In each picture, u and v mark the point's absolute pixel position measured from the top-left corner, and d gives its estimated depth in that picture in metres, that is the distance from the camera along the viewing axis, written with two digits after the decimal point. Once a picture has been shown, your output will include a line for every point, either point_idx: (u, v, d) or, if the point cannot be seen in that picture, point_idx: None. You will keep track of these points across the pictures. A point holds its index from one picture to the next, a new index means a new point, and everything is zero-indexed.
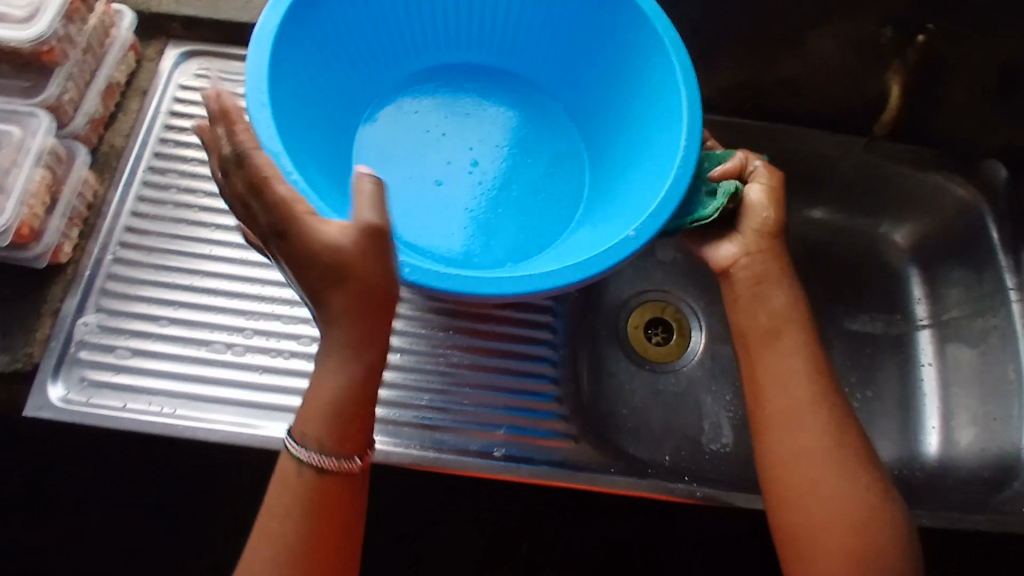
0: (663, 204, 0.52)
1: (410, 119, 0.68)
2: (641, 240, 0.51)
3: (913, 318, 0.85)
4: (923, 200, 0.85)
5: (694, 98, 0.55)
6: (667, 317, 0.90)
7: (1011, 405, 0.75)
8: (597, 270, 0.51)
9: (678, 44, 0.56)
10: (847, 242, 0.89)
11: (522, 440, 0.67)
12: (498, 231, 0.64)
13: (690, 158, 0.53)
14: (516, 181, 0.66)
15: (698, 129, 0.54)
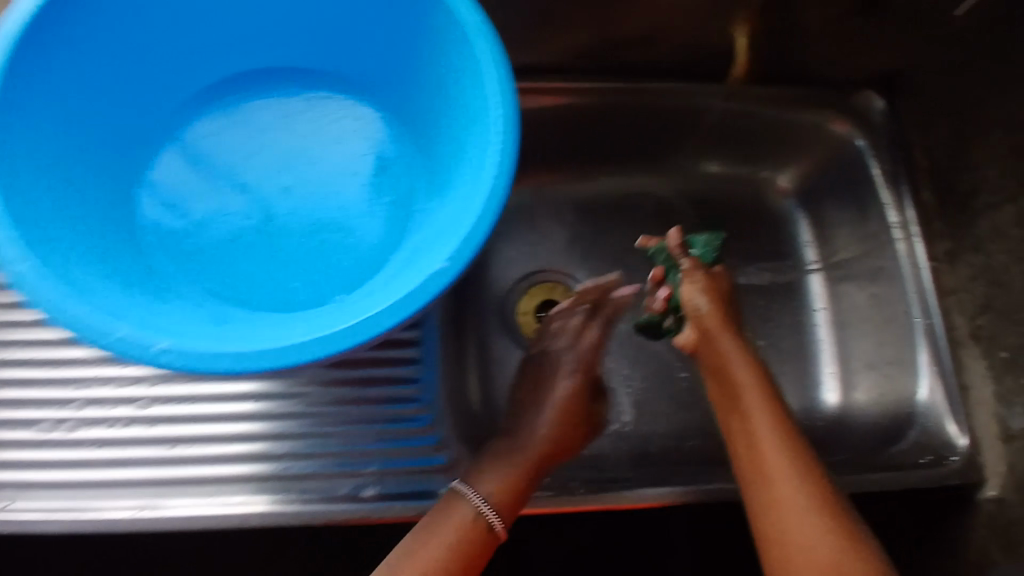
0: (480, 222, 0.46)
1: (211, 156, 0.60)
2: (456, 268, 0.45)
3: (803, 263, 0.84)
4: (803, 138, 0.81)
5: (508, 98, 0.48)
6: (558, 297, 0.87)
7: (903, 348, 0.73)
8: (412, 309, 0.44)
9: (486, 36, 0.49)
10: (734, 193, 0.87)
11: (395, 475, 0.63)
12: (324, 263, 0.57)
13: (506, 165, 0.47)
14: (342, 205, 0.59)
15: (515, 133, 0.47)
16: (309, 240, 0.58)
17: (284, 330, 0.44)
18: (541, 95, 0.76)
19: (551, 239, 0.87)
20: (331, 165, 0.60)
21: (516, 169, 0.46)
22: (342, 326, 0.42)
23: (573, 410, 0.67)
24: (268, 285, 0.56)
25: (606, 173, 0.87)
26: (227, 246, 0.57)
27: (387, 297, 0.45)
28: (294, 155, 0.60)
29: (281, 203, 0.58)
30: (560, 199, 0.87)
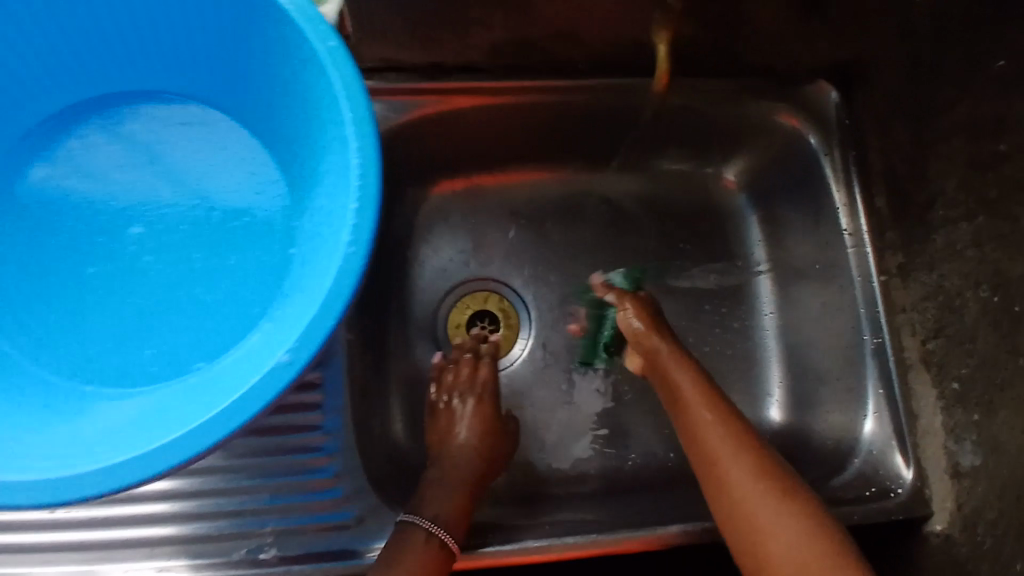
0: (324, 311, 0.40)
1: (28, 193, 0.50)
2: (301, 363, 0.39)
3: (752, 264, 0.80)
4: (753, 133, 0.74)
5: (371, 153, 0.42)
6: (491, 308, 0.81)
7: (846, 366, 0.69)
8: (242, 420, 0.38)
9: (350, 76, 0.42)
10: (679, 188, 0.82)
11: (296, 532, 0.59)
12: (177, 327, 0.49)
13: (362, 237, 0.41)
14: (193, 250, 0.50)
15: (376, 196, 0.41)
16: (154, 295, 0.49)
17: (108, 445, 0.39)
18: (457, 96, 0.69)
19: (484, 245, 0.81)
20: (177, 202, 0.51)
21: (373, 242, 0.41)
22: (162, 443, 0.38)
23: (489, 435, 0.68)
24: (105, 352, 0.48)
25: (550, 176, 0.82)
26: (57, 305, 0.48)
27: (217, 401, 0.39)
28: (131, 190, 0.50)
29: (119, 250, 0.49)
30: (495, 203, 0.81)
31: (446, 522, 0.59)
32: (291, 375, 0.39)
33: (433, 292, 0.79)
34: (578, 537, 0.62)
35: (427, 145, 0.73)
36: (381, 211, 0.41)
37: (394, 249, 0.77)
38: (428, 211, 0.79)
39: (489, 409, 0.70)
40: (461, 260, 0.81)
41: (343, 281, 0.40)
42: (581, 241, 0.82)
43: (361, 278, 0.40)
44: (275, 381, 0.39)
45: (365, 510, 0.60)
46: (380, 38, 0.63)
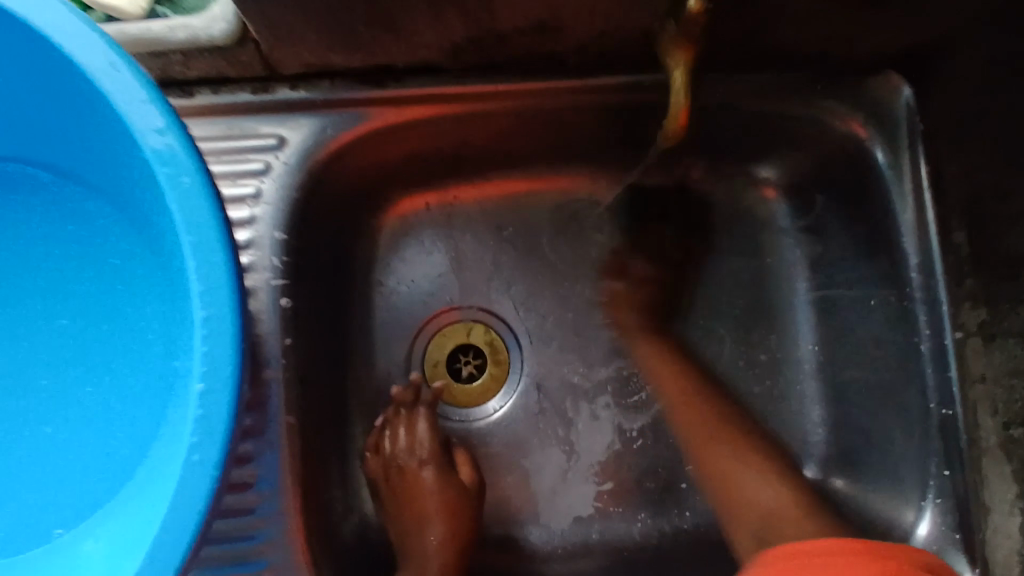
0: (166, 538, 0.33)
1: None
2: None
3: (791, 286, 0.66)
4: (797, 134, 0.59)
5: (223, 321, 0.34)
6: (477, 341, 0.68)
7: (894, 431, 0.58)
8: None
9: (206, 216, 0.35)
10: (704, 190, 0.67)
11: None
12: (88, 456, 0.47)
13: (209, 440, 0.34)
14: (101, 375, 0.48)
15: (228, 380, 0.34)
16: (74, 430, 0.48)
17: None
18: (410, 105, 0.54)
19: (466, 266, 0.68)
20: (93, 322, 0.49)
21: (224, 447, 0.34)
22: None
23: (454, 513, 0.61)
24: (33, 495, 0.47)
25: (544, 181, 0.67)
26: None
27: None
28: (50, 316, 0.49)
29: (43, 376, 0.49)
30: (479, 217, 0.68)
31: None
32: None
33: (406, 326, 0.67)
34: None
35: (388, 160, 0.59)
36: (238, 400, 0.34)
37: (359, 280, 0.65)
38: (396, 230, 0.67)
39: (451, 476, 0.62)
40: (438, 286, 0.68)
41: (188, 497, 0.34)
42: (582, 258, 0.68)
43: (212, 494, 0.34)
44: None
45: None
46: (306, 42, 0.48)
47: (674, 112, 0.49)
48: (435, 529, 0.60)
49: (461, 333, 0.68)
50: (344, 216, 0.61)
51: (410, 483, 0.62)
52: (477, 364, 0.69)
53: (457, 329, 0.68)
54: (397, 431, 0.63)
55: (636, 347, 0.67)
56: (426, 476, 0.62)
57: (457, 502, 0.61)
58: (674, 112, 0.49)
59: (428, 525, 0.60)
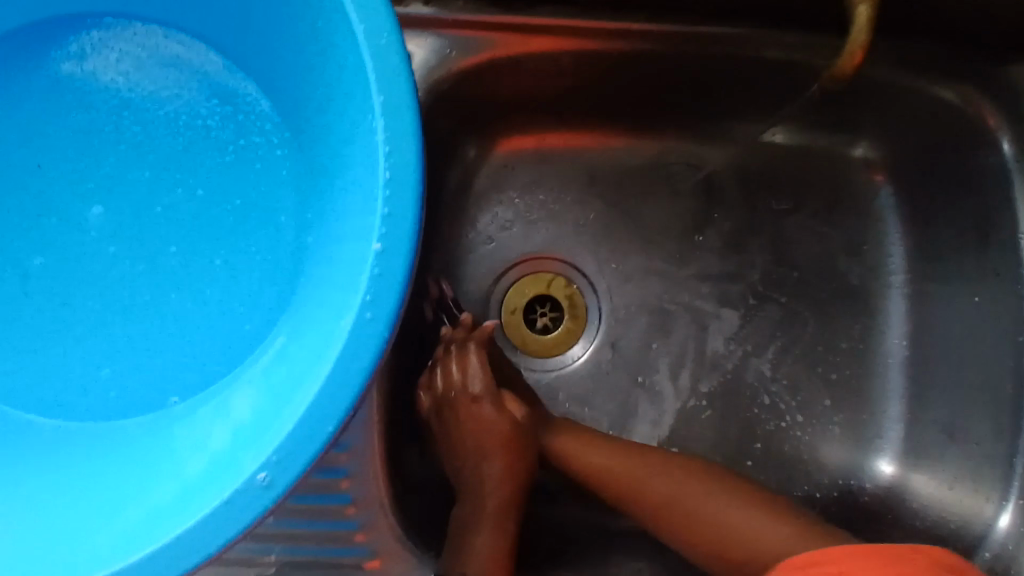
0: (323, 401, 0.28)
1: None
2: (285, 477, 0.28)
3: (884, 273, 0.65)
4: (918, 111, 0.58)
5: (405, 180, 0.29)
6: (555, 294, 0.67)
7: (980, 428, 0.56)
8: (213, 549, 0.29)
9: (402, 81, 0.30)
10: (807, 165, 0.66)
11: (302, 567, 0.50)
12: (159, 357, 0.37)
13: (384, 298, 0.29)
14: (169, 244, 0.37)
15: (403, 267, 0.29)
16: (125, 311, 0.37)
17: (45, 560, 0.30)
18: (540, 36, 0.53)
19: (554, 214, 0.67)
20: (164, 186, 0.38)
21: (399, 309, 0.29)
22: (122, 563, 0.29)
23: (516, 452, 0.56)
24: (56, 381, 0.37)
25: (644, 139, 0.67)
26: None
27: (181, 511, 0.29)
28: (99, 180, 0.38)
29: (85, 257, 0.37)
30: (571, 167, 0.67)
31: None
32: (273, 497, 0.28)
33: (488, 268, 0.66)
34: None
35: (503, 94, 0.59)
36: (406, 293, 0.29)
37: (447, 212, 0.65)
38: (493, 169, 0.66)
39: (507, 412, 0.56)
40: (524, 230, 0.67)
41: (340, 379, 0.28)
42: (672, 220, 0.67)
43: (360, 391, 0.28)
44: (251, 506, 0.28)
45: (385, 545, 0.51)
46: None
47: (851, 50, 0.45)
48: (492, 464, 0.55)
49: (542, 282, 0.67)
50: (443, 143, 0.60)
51: (467, 419, 0.56)
52: (552, 317, 0.68)
53: (538, 277, 0.67)
54: (448, 367, 0.58)
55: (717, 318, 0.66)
56: (486, 411, 0.56)
57: (514, 439, 0.56)
58: (850, 48, 0.45)
59: (484, 462, 0.56)
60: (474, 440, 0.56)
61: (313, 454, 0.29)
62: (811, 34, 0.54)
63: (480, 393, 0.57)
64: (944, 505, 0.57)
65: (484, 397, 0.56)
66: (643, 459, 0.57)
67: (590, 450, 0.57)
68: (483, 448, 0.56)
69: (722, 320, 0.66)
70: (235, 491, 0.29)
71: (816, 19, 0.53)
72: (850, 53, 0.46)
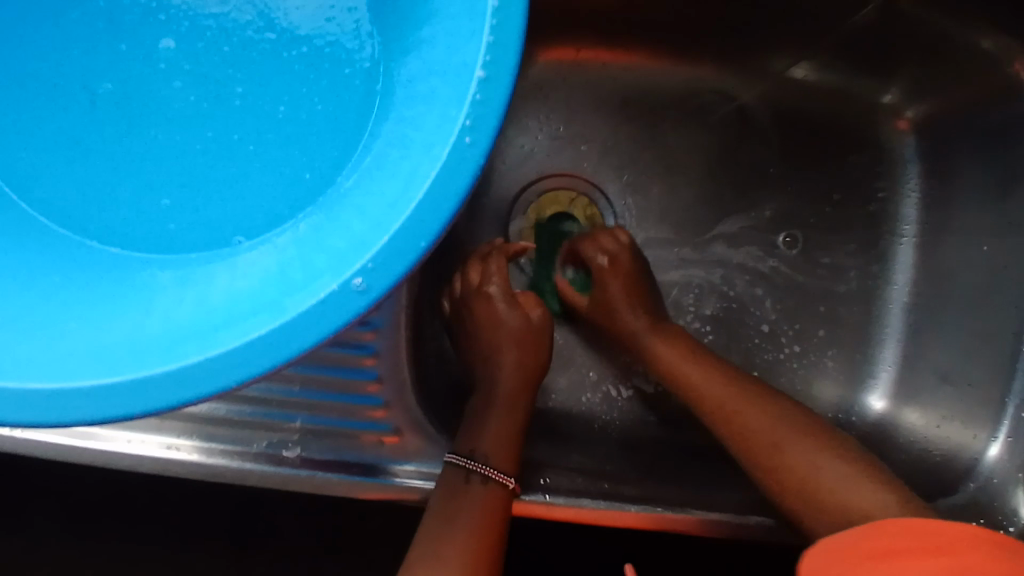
0: (419, 220, 0.29)
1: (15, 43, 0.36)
2: (378, 286, 0.29)
3: (897, 222, 0.67)
4: (951, 60, 0.59)
5: (513, 12, 0.29)
6: (576, 214, 0.68)
7: (973, 370, 0.58)
8: (296, 351, 0.29)
9: None
10: (837, 110, 0.67)
11: (324, 436, 0.51)
12: (226, 192, 0.37)
13: (484, 124, 0.29)
14: (236, 85, 0.37)
15: (503, 98, 0.29)
16: (194, 148, 0.37)
17: (108, 357, 0.31)
18: None
19: (583, 133, 0.68)
20: (234, 25, 0.37)
21: (498, 135, 0.29)
22: (209, 355, 0.29)
23: (529, 347, 0.58)
24: (115, 212, 0.37)
25: (679, 65, 0.67)
26: (52, 167, 0.37)
27: (264, 314, 0.30)
28: (169, 11, 0.37)
29: (154, 90, 0.37)
30: (605, 86, 0.68)
31: (490, 457, 0.51)
32: (366, 303, 0.29)
33: (511, 179, 0.67)
34: (644, 506, 0.53)
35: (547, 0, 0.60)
36: (505, 123, 0.29)
37: None
38: (527, 82, 0.67)
39: (518, 309, 0.58)
40: (551, 146, 0.68)
41: (435, 198, 0.29)
42: (695, 149, 0.68)
43: (455, 211, 0.29)
44: (344, 308, 0.29)
45: (404, 423, 0.52)
46: None
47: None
48: (505, 357, 0.57)
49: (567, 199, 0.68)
50: None
51: (483, 317, 0.58)
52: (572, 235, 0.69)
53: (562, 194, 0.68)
54: (470, 273, 0.60)
55: (721, 254, 0.68)
56: (506, 311, 0.58)
57: (529, 335, 0.58)
58: None
59: (497, 356, 0.57)
60: (489, 341, 0.58)
61: (409, 264, 0.29)
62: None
63: (505, 290, 0.58)
64: (933, 439, 0.59)
65: (500, 294, 0.58)
66: (761, 401, 0.53)
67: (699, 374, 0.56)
68: (498, 348, 0.57)
69: (737, 253, 0.68)
70: (327, 295, 0.29)
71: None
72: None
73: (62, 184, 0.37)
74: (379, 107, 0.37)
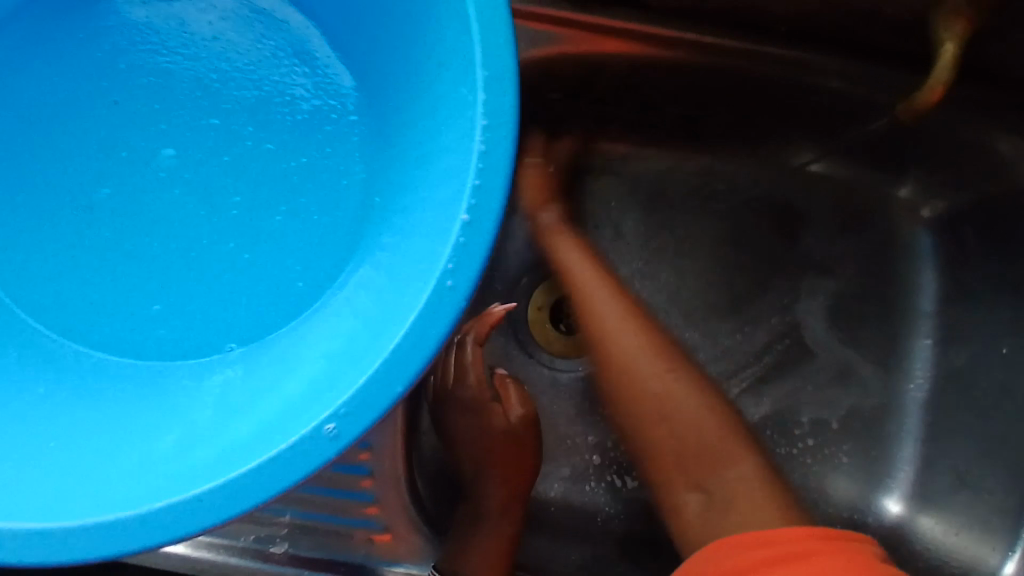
0: (396, 363, 0.28)
1: (22, 152, 0.37)
2: (351, 431, 0.28)
3: (913, 314, 0.65)
4: (965, 160, 0.58)
5: (500, 156, 0.28)
6: None
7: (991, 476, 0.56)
8: (263, 497, 0.28)
9: (506, 58, 0.29)
10: (850, 202, 0.66)
11: (313, 533, 0.49)
12: (212, 304, 0.37)
13: (466, 267, 0.28)
14: (236, 195, 0.37)
15: (486, 242, 0.28)
16: (187, 259, 0.37)
17: (80, 496, 0.30)
18: (607, 38, 0.54)
19: (591, 218, 0.68)
20: (234, 141, 0.38)
21: (480, 279, 0.28)
22: (174, 498, 0.28)
23: (518, 450, 0.56)
24: (109, 318, 0.37)
25: (689, 155, 0.67)
26: (47, 274, 0.37)
27: (236, 455, 0.29)
28: (170, 122, 0.37)
29: (151, 201, 0.37)
30: (613, 175, 0.68)
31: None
32: (338, 450, 0.27)
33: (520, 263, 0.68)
34: None
35: (558, 92, 0.60)
36: (487, 267, 0.28)
37: None
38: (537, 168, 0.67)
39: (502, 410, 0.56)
40: (560, 229, 0.68)
41: (413, 340, 0.28)
42: (705, 237, 0.67)
43: (433, 354, 0.28)
44: (314, 454, 0.27)
45: (396, 524, 0.51)
46: None
47: (933, 85, 0.48)
48: (493, 465, 0.55)
49: None
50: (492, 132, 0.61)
51: (469, 419, 0.56)
52: None
53: None
54: (447, 363, 0.56)
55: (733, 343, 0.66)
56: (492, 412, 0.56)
57: (516, 437, 0.56)
58: (934, 85, 0.48)
59: (484, 462, 0.55)
60: (472, 446, 0.56)
61: (386, 407, 0.28)
62: (861, 63, 0.55)
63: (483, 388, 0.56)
64: (950, 547, 0.56)
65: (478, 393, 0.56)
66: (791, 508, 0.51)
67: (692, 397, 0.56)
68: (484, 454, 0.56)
69: (749, 338, 0.66)
70: (299, 438, 0.28)
71: (867, 49, 0.54)
72: (935, 87, 0.48)
73: (56, 293, 0.37)
74: (370, 226, 0.36)
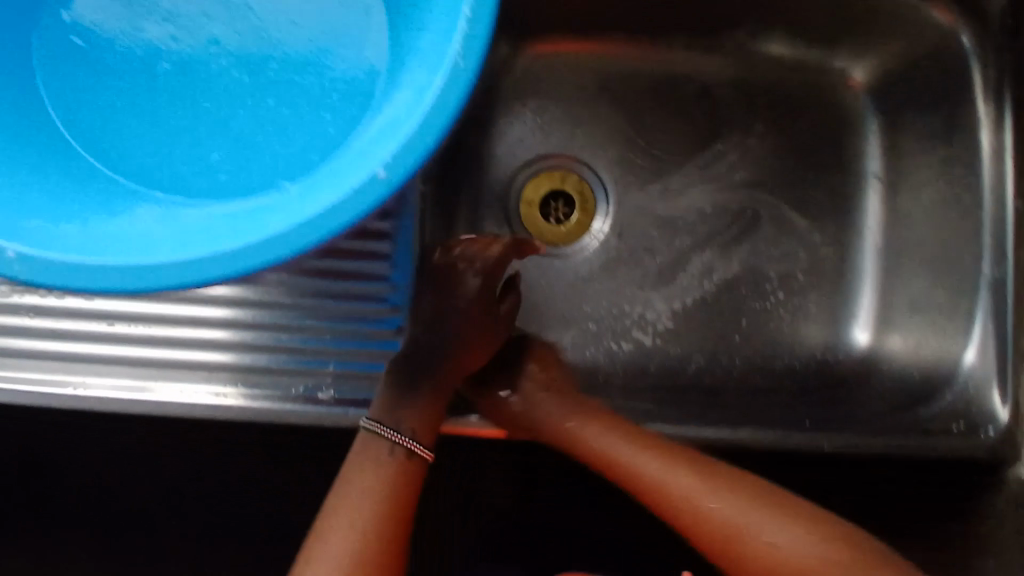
0: (426, 124, 0.35)
1: (91, 38, 0.45)
2: (395, 177, 0.34)
3: (862, 173, 0.73)
4: (892, 23, 0.66)
5: None
6: (569, 189, 0.75)
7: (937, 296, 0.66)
8: (328, 232, 0.34)
9: None
10: (796, 79, 0.74)
11: (353, 377, 0.57)
12: (262, 150, 0.45)
13: (472, 51, 0.35)
14: (274, 61, 0.45)
15: (486, 29, 0.35)
16: (240, 117, 0.45)
17: (168, 244, 0.35)
18: None
19: (568, 117, 0.75)
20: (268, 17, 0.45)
21: (484, 57, 0.35)
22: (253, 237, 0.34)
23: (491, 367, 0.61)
24: (179, 165, 0.45)
25: (652, 51, 0.74)
26: (126, 138, 0.45)
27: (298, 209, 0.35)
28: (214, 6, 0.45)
29: (206, 72, 0.45)
30: (585, 76, 0.75)
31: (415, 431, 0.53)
32: (387, 188, 0.34)
33: (507, 164, 0.74)
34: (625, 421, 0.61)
35: None
36: (488, 50, 0.35)
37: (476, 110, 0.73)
38: (515, 74, 0.74)
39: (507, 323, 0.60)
40: (542, 131, 0.75)
41: (436, 110, 0.35)
42: (672, 123, 0.75)
43: (453, 116, 0.35)
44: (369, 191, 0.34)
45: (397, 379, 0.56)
46: None
47: None
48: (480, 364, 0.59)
49: (558, 179, 0.75)
50: None
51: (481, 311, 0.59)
52: (564, 211, 0.75)
53: (552, 175, 0.75)
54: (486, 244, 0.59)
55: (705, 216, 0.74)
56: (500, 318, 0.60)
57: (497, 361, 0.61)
58: None
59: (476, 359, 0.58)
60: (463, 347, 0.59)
61: (423, 155, 0.35)
62: None
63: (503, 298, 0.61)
64: (912, 358, 0.66)
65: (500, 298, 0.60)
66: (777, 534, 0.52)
67: (805, 542, 0.50)
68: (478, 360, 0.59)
69: (720, 207, 0.74)
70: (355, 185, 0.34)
71: None
72: None
73: (133, 151, 0.45)
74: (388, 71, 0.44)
